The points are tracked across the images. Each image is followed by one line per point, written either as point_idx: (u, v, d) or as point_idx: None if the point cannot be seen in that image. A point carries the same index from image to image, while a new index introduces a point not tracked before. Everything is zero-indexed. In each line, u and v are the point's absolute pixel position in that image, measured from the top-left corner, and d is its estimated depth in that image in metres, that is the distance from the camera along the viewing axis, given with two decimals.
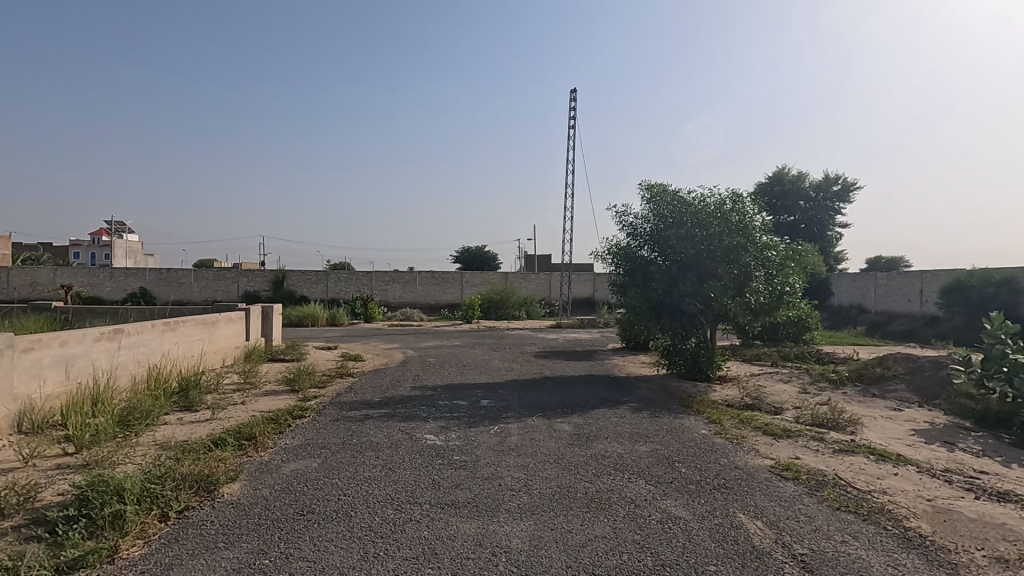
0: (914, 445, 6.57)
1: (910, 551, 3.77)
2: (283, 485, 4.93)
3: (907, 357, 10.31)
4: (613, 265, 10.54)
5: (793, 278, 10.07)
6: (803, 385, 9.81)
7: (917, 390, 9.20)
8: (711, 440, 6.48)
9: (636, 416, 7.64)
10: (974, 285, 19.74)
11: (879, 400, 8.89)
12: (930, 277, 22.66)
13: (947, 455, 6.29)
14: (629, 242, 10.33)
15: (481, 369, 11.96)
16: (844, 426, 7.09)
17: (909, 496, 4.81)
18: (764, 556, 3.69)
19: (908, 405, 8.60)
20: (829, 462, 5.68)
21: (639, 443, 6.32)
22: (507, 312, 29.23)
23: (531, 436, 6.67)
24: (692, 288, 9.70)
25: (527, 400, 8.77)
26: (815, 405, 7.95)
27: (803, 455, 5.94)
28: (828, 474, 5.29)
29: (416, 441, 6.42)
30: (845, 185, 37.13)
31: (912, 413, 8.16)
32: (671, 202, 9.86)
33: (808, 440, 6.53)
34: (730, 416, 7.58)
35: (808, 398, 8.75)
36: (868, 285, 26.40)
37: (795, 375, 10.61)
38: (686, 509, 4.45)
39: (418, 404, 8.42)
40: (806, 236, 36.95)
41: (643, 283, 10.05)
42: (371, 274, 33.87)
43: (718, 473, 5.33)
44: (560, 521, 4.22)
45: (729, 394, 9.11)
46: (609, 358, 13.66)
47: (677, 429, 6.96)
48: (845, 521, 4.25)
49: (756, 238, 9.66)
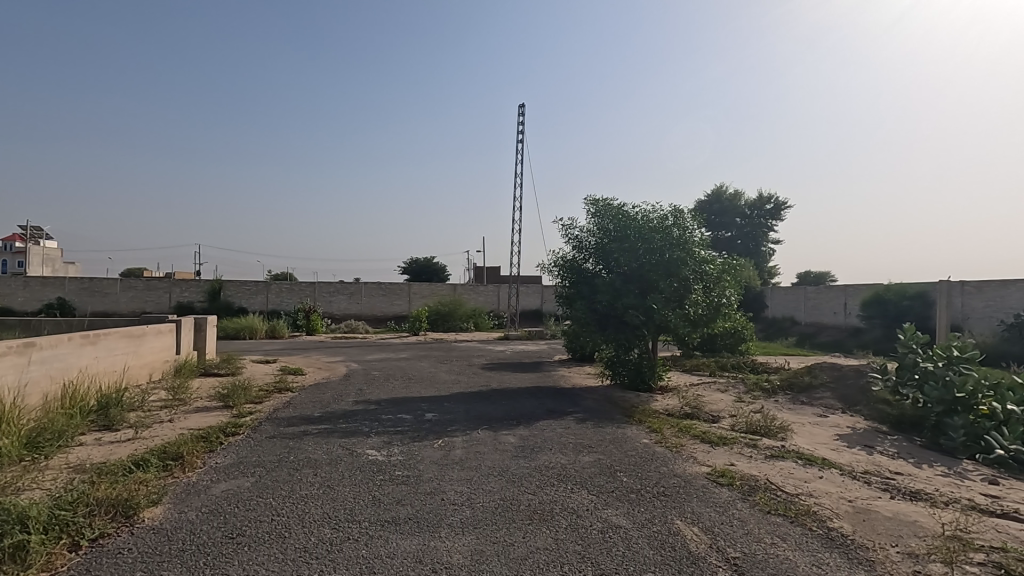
0: (837, 449, 6.97)
1: (833, 551, 3.98)
2: (211, 507, 4.65)
3: (833, 366, 10.93)
4: (559, 277, 10.77)
5: (729, 291, 10.47)
6: (739, 394, 10.21)
7: (841, 397, 9.76)
8: (651, 449, 6.63)
9: (580, 427, 7.75)
10: (890, 298, 21.22)
11: (807, 407, 9.39)
12: (853, 291, 24.24)
13: (867, 457, 6.71)
14: (575, 255, 10.57)
15: (427, 382, 11.80)
16: (776, 432, 7.43)
17: (832, 498, 5.09)
18: (700, 561, 3.79)
19: (833, 412, 9.12)
20: (761, 468, 5.93)
21: (583, 454, 6.39)
22: (455, 325, 29.10)
23: (475, 449, 6.61)
24: (636, 299, 9.87)
25: (473, 412, 8.71)
26: (749, 413, 8.30)
27: (737, 461, 6.18)
28: (760, 479, 5.52)
29: (357, 457, 6.24)
30: (778, 204, 39.23)
31: (836, 419, 8.65)
32: (616, 215, 10.13)
33: (742, 446, 6.80)
34: (670, 425, 7.79)
35: (743, 406, 9.14)
36: (798, 298, 27.92)
37: (732, 385, 11.04)
38: (626, 518, 4.53)
39: (361, 419, 8.20)
40: (742, 251, 38.79)
41: (589, 294, 10.25)
42: (315, 285, 32.86)
43: (658, 481, 5.46)
44: (501, 534, 4.19)
45: (670, 404, 9.37)
46: (556, 370, 13.81)
47: (620, 439, 7.08)
48: (775, 524, 4.44)
49: (695, 252, 10.01)
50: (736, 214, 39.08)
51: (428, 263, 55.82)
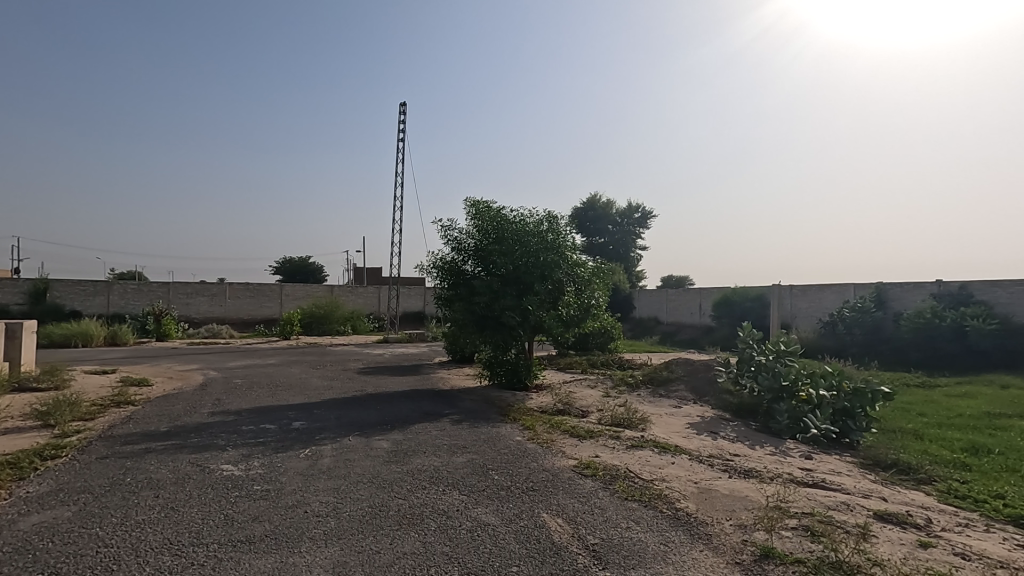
0: (688, 436, 7.70)
1: (678, 528, 4.38)
2: (15, 545, 3.95)
3: (686, 361, 12.07)
4: (439, 278, 10.72)
5: (598, 293, 11.12)
6: (606, 390, 10.89)
7: (693, 389, 10.82)
8: (523, 445, 6.83)
9: (456, 428, 7.75)
10: (736, 299, 23.92)
11: (665, 399, 10.27)
12: (706, 293, 26.97)
13: (711, 442, 7.49)
14: (454, 256, 10.57)
15: (296, 389, 11.09)
16: (637, 424, 8.02)
17: (681, 481, 5.60)
18: (562, 550, 3.97)
19: (686, 402, 10.07)
20: (622, 458, 6.36)
21: (456, 455, 6.39)
22: (331, 327, 27.73)
23: (345, 457, 6.33)
24: (513, 301, 10.10)
25: (345, 419, 8.34)
26: (614, 407, 8.87)
27: (602, 452, 6.58)
28: (620, 468, 5.92)
29: (209, 474, 5.68)
30: (645, 213, 42.49)
31: (688, 409, 9.56)
32: (494, 219, 10.30)
33: (606, 438, 7.25)
34: (542, 422, 8.08)
35: (609, 401, 9.75)
36: (661, 300, 30.46)
37: (600, 381, 11.74)
38: (495, 515, 4.61)
39: (217, 432, 7.48)
40: (614, 256, 41.47)
41: (468, 296, 10.30)
42: (168, 285, 29.44)
43: (527, 476, 5.63)
44: (367, 542, 4.06)
45: (544, 401, 9.72)
46: (435, 372, 13.71)
47: (493, 437, 7.20)
48: (630, 509, 4.79)
49: (568, 256, 10.50)
50: (609, 221, 41.72)
51: (303, 263, 52.68)
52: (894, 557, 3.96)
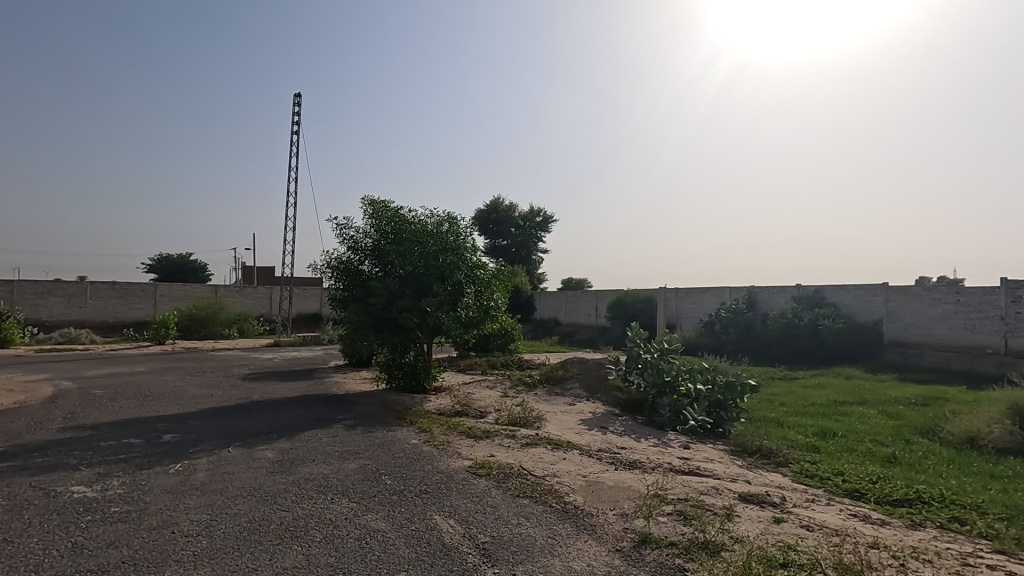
0: (580, 432, 8.02)
1: (565, 521, 4.56)
2: None
3: (581, 360, 12.58)
4: (333, 279, 10.29)
5: (498, 294, 11.26)
6: (504, 390, 11.06)
7: (586, 387, 11.31)
8: (419, 448, 6.74)
9: (349, 433, 7.48)
10: (628, 301, 25.29)
11: (560, 397, 10.63)
12: (602, 295, 28.28)
13: (601, 437, 7.86)
14: (350, 256, 10.21)
15: (169, 398, 10.10)
16: (532, 422, 8.22)
17: (571, 475, 5.82)
18: (452, 551, 3.96)
19: (580, 400, 10.50)
20: (517, 456, 6.49)
21: (348, 461, 6.16)
22: (214, 331, 25.61)
23: (223, 469, 5.87)
24: (411, 302, 9.93)
25: (225, 429, 7.74)
26: (511, 407, 9.03)
27: (497, 452, 6.66)
28: (514, 466, 6.03)
29: (55, 497, 5.01)
30: (547, 218, 43.65)
31: (582, 406, 9.98)
32: (392, 218, 10.08)
33: (502, 437, 7.36)
34: (439, 424, 8.03)
35: (507, 401, 9.91)
36: (561, 302, 31.50)
37: (499, 382, 11.90)
38: (385, 521, 4.51)
39: (68, 450, 6.61)
40: (516, 258, 42.24)
41: (364, 297, 9.99)
42: (11, 284, 25.58)
43: (421, 479, 5.56)
44: (243, 560, 3.79)
45: (442, 403, 9.67)
46: (329, 376, 13.12)
47: (388, 442, 7.03)
48: (521, 505, 4.90)
49: (467, 258, 10.52)
50: (512, 224, 42.36)
51: (183, 261, 48.17)
52: (752, 533, 4.40)
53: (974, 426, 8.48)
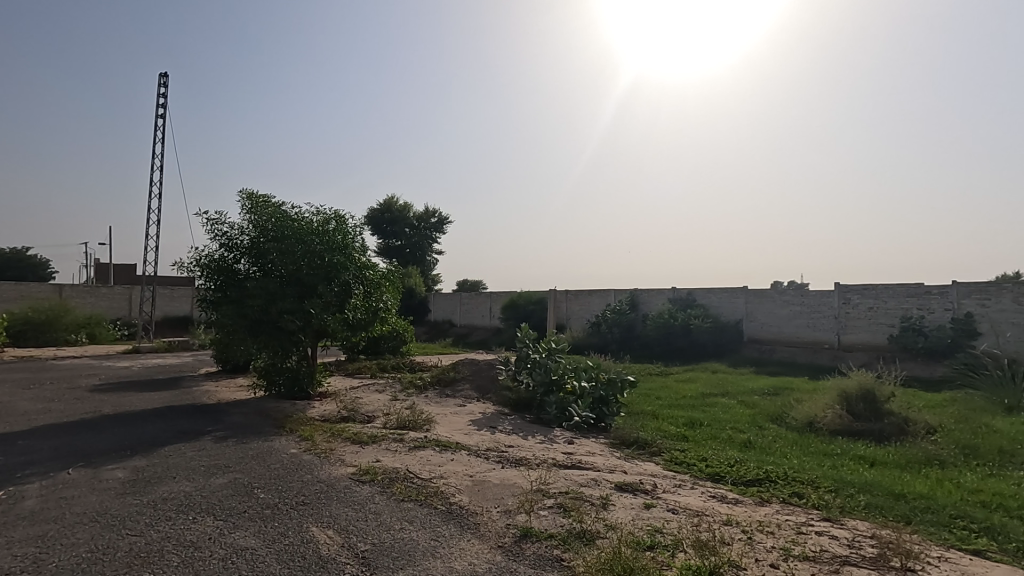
0: (469, 433, 8.06)
1: (449, 522, 4.55)
2: None
3: (472, 361, 12.65)
4: (204, 278, 9.47)
5: (387, 296, 10.98)
6: (394, 393, 10.82)
7: (477, 387, 11.41)
8: (298, 458, 6.37)
9: (219, 446, 6.89)
10: (521, 302, 25.86)
11: (451, 399, 10.62)
12: (496, 296, 28.65)
13: (490, 437, 7.96)
14: (223, 254, 9.46)
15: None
16: (421, 425, 8.12)
17: (458, 476, 5.82)
18: (328, 563, 3.79)
19: (470, 401, 10.57)
20: (403, 460, 6.37)
21: (216, 476, 5.68)
22: (57, 337, 22.36)
23: (60, 495, 5.14)
24: (292, 304, 9.34)
25: (66, 448, 6.78)
26: (400, 410, 8.84)
27: (383, 457, 6.49)
28: (400, 470, 5.91)
29: None
30: (442, 219, 43.36)
31: (472, 407, 10.04)
32: (272, 214, 9.48)
33: (389, 442, 7.18)
34: (322, 430, 7.65)
35: (396, 404, 9.69)
36: (455, 303, 31.46)
37: (389, 385, 11.61)
38: (256, 537, 4.21)
39: None
40: (410, 259, 41.56)
41: (239, 298, 9.28)
42: None
43: (299, 490, 5.26)
44: None
45: (327, 409, 9.24)
46: (199, 385, 11.99)
47: (264, 452, 6.58)
48: (405, 509, 4.82)
49: (355, 258, 10.14)
50: (406, 224, 41.53)
51: (18, 257, 41.55)
52: (625, 520, 4.69)
53: (812, 412, 9.73)
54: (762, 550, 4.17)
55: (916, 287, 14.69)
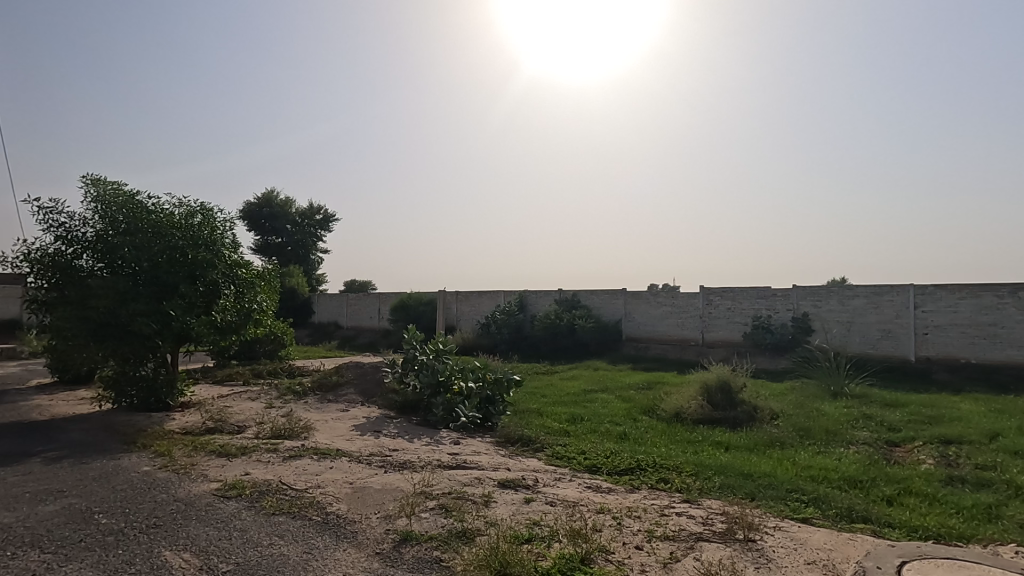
0: (351, 439, 7.77)
1: (325, 533, 4.35)
2: None
3: (357, 364, 12.22)
4: (35, 277, 8.21)
5: (262, 297, 10.22)
6: (269, 400, 10.13)
7: (361, 391, 11.06)
8: (152, 476, 5.73)
9: (50, 468, 5.99)
10: (411, 303, 25.38)
11: (333, 404, 10.18)
12: (385, 297, 27.88)
13: (373, 441, 7.73)
14: (59, 248, 8.27)
15: None
16: (298, 433, 7.68)
17: (337, 484, 5.59)
18: None
19: (354, 406, 10.20)
20: (276, 471, 5.99)
21: (45, 504, 4.93)
22: None
23: None
24: (147, 305, 8.33)
25: None
26: (275, 418, 8.30)
27: (253, 469, 6.05)
28: (272, 482, 5.55)
29: None
30: (328, 216, 41.23)
31: (355, 412, 9.69)
32: (122, 204, 8.45)
33: (261, 453, 6.71)
34: (182, 444, 6.95)
35: (271, 412, 9.08)
36: (341, 304, 30.14)
37: (264, 392, 10.85)
38: (94, 569, 3.72)
39: None
40: (292, 258, 39.10)
41: (80, 299, 8.15)
42: None
43: (150, 512, 4.73)
44: None
45: (190, 421, 8.42)
46: (27, 399, 10.32)
47: (108, 473, 5.83)
48: (276, 523, 4.53)
49: (225, 255, 9.31)
50: (287, 220, 38.99)
51: None
52: (506, 515, 4.80)
53: (679, 404, 10.63)
54: (630, 534, 4.48)
55: (764, 290, 16.63)
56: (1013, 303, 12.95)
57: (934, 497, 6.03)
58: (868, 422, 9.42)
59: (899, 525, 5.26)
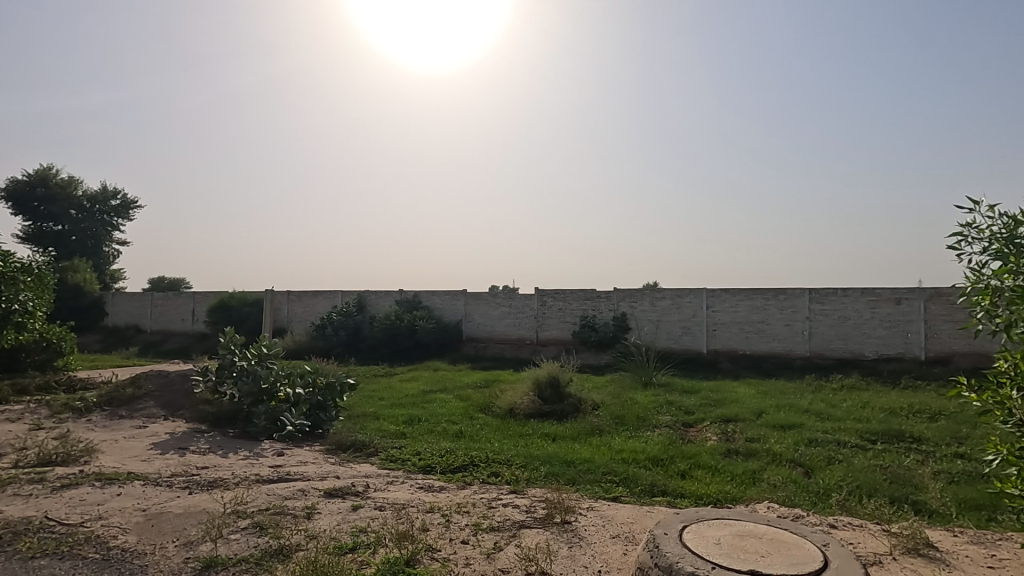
0: (148, 459, 6.77)
1: None
2: None
3: (159, 372, 10.66)
4: None
5: (27, 295, 8.37)
6: (37, 421, 8.39)
7: (164, 404, 9.70)
8: None
9: None
10: (233, 303, 22.87)
11: (126, 421, 8.78)
12: (200, 297, 24.74)
13: (177, 460, 6.82)
14: None
15: None
16: (77, 456, 6.47)
17: (125, 513, 4.81)
18: None
19: (154, 421, 8.91)
20: (42, 505, 4.97)
21: None
22: None
23: None
24: None
25: None
26: (44, 442, 6.89)
27: (8, 506, 4.95)
28: (34, 519, 4.59)
29: None
30: (127, 202, 35.29)
31: (156, 427, 8.47)
32: None
33: (22, 485, 5.51)
34: None
35: (38, 435, 7.51)
36: (144, 304, 26.08)
37: (30, 411, 8.94)
38: None
39: None
40: (76, 250, 32.81)
41: None
42: None
43: None
44: None
45: None
46: None
47: None
48: None
49: None
50: (69, 204, 32.41)
51: None
52: (329, 526, 4.56)
53: (513, 400, 11.13)
54: (457, 530, 4.56)
55: (590, 292, 18.16)
56: (775, 304, 15.88)
57: (715, 467, 7.13)
58: (670, 408, 10.81)
59: (688, 494, 6.12)
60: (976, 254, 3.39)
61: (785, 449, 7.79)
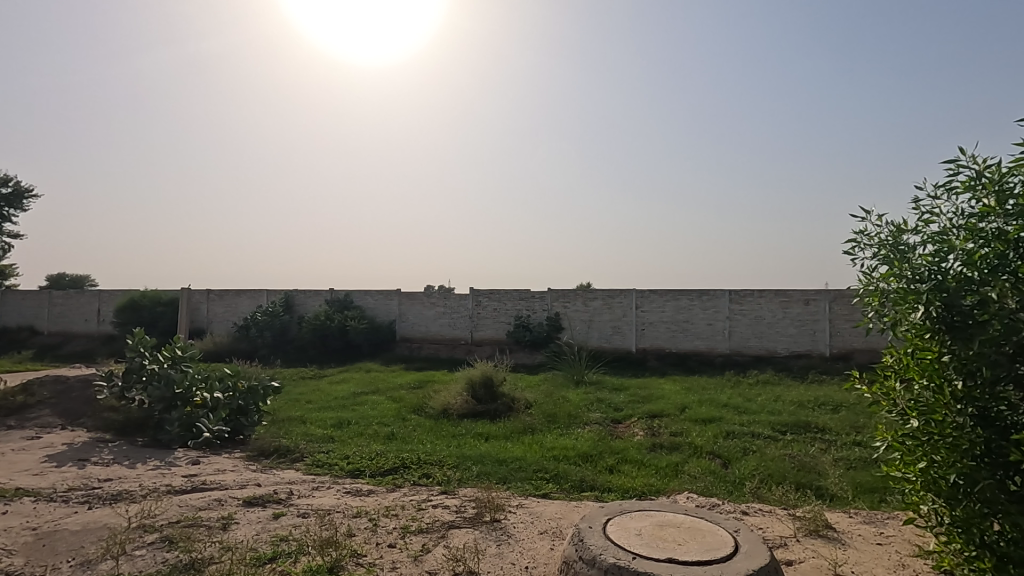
0: (42, 473, 6.17)
1: None
2: None
3: (56, 378, 9.74)
4: None
5: None
6: None
7: (62, 413, 8.88)
8: None
9: None
10: (145, 303, 21.27)
11: (16, 432, 7.96)
12: (107, 297, 22.85)
13: (76, 473, 6.26)
14: None
15: None
16: None
17: (11, 533, 4.36)
18: None
19: (49, 431, 8.14)
20: None
21: None
22: None
23: None
24: None
25: None
26: None
27: None
28: None
29: None
30: (20, 191, 32.01)
31: (51, 438, 7.74)
32: None
33: None
34: None
35: None
36: (40, 304, 23.75)
37: None
38: None
39: None
40: None
41: None
42: None
43: None
44: None
45: None
46: None
47: None
48: None
49: None
50: None
51: None
52: (247, 537, 4.35)
53: (446, 400, 11.05)
54: (384, 534, 4.48)
55: (525, 292, 18.34)
56: (698, 304, 16.70)
57: (641, 462, 7.40)
58: (600, 405, 11.12)
59: (615, 488, 6.33)
60: (866, 259, 3.70)
61: (705, 442, 8.21)
